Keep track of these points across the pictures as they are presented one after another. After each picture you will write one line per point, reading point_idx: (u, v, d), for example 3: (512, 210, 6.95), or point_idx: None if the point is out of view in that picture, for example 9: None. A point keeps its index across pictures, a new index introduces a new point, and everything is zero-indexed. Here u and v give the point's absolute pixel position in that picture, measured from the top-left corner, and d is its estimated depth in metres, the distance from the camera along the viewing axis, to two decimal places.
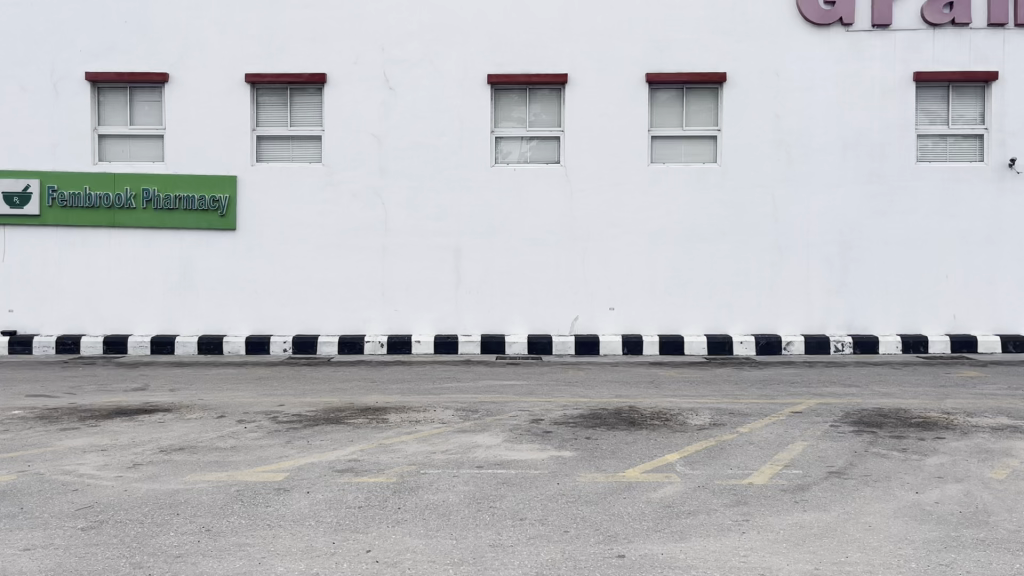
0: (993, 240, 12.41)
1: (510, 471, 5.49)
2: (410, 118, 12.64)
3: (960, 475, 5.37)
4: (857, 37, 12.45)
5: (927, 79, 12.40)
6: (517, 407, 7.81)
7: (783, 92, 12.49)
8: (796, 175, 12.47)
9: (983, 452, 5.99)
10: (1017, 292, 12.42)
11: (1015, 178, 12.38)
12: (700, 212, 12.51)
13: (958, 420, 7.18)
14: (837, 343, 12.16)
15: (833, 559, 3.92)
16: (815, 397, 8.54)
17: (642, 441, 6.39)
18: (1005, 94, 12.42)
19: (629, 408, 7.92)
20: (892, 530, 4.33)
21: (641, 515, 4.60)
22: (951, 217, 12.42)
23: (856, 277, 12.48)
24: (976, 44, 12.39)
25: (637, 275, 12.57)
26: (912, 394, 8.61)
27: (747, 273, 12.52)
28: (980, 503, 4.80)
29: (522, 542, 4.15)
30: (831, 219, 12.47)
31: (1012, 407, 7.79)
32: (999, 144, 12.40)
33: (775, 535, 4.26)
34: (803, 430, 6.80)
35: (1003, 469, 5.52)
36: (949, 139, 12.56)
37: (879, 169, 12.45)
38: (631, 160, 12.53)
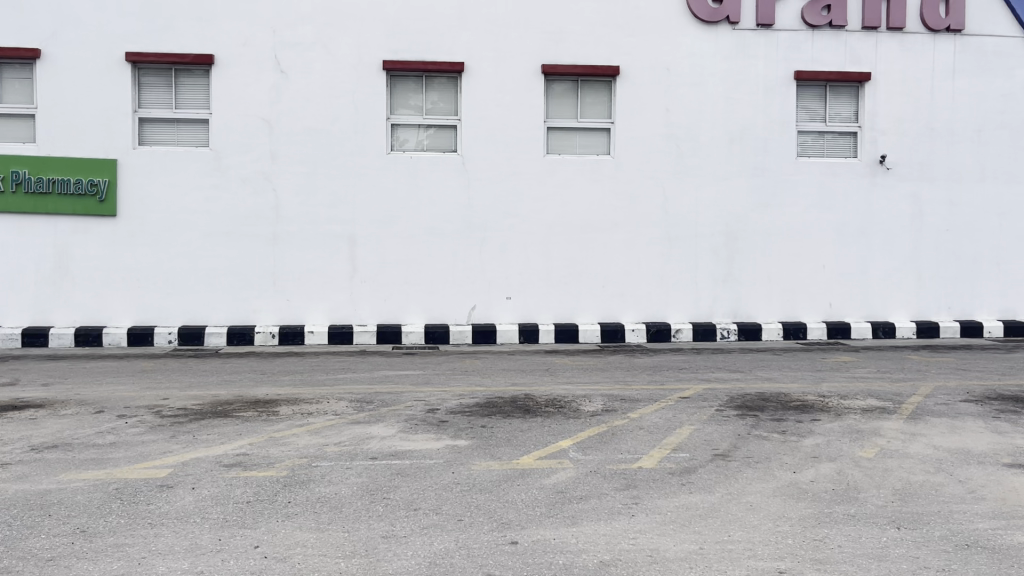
0: (866, 233, 13.13)
1: (404, 461, 5.46)
2: (303, 102, 12.33)
3: (833, 455, 5.69)
4: (743, 36, 12.91)
5: (807, 78, 12.98)
6: (412, 397, 7.77)
7: (673, 87, 12.83)
8: (685, 168, 12.85)
9: (854, 432, 6.35)
10: (887, 281, 13.19)
11: (885, 173, 13.12)
12: (594, 203, 12.73)
13: (832, 403, 7.59)
14: (723, 330, 12.62)
15: (717, 539, 4.07)
16: (702, 383, 8.84)
17: (536, 428, 6.47)
18: (877, 95, 13.14)
19: (524, 396, 8.01)
20: (771, 509, 4.54)
21: (535, 501, 4.66)
22: (828, 211, 13.06)
23: (740, 267, 12.99)
24: (851, 46, 13.06)
25: (533, 265, 12.68)
26: (791, 379, 9.04)
27: (639, 263, 12.83)
28: (851, 480, 5.09)
29: (416, 533, 4.14)
30: (718, 210, 12.92)
31: (880, 390, 8.29)
32: (872, 142, 13.12)
33: (662, 517, 4.40)
34: (690, 415, 7.03)
35: (871, 448, 5.87)
36: (826, 136, 13.20)
37: (762, 163, 12.97)
38: (526, 150, 12.63)
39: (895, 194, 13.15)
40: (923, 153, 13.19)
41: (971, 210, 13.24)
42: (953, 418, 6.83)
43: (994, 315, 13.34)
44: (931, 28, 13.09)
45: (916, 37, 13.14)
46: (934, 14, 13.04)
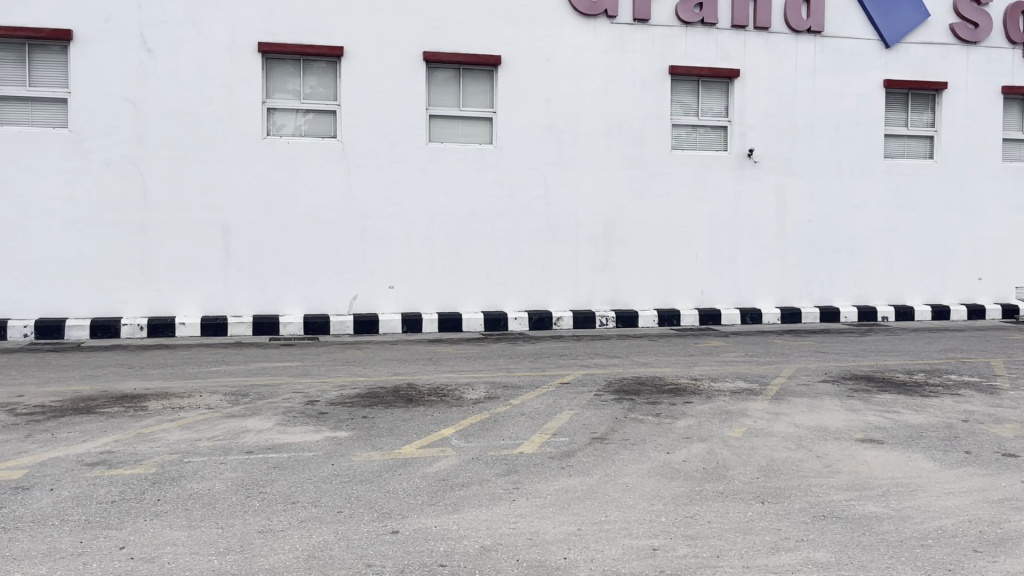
0: (735, 223, 13.73)
1: (282, 454, 5.33)
2: (172, 83, 11.78)
3: (704, 435, 5.94)
4: (620, 29, 13.21)
5: (681, 73, 13.43)
6: (291, 389, 7.59)
7: (554, 78, 13.00)
8: (565, 159, 13.06)
9: (724, 413, 6.65)
10: (755, 269, 13.86)
11: (753, 166, 13.74)
12: (476, 192, 12.75)
13: (704, 385, 7.93)
14: (602, 318, 12.93)
15: (594, 519, 4.18)
16: (581, 369, 9.04)
17: (418, 417, 6.45)
18: (745, 91, 13.73)
19: (406, 385, 7.96)
20: (645, 489, 4.70)
21: (416, 490, 4.65)
22: (701, 202, 13.58)
23: (618, 256, 13.33)
24: (721, 43, 13.59)
25: (415, 254, 12.60)
26: (665, 363, 9.38)
27: (521, 251, 12.97)
28: (719, 458, 5.34)
29: (293, 526, 4.05)
30: (597, 200, 13.20)
31: (747, 372, 8.71)
32: (740, 136, 13.71)
33: (542, 500, 4.48)
34: (570, 400, 7.18)
35: (739, 428, 6.16)
36: (698, 129, 13.71)
37: (639, 155, 13.34)
38: (408, 138, 12.51)
39: (762, 186, 13.80)
40: (787, 148, 13.89)
41: (829, 202, 14.05)
42: (812, 398, 7.27)
43: (849, 300, 14.24)
44: (795, 29, 13.78)
45: (781, 37, 13.81)
46: (797, 15, 13.73)
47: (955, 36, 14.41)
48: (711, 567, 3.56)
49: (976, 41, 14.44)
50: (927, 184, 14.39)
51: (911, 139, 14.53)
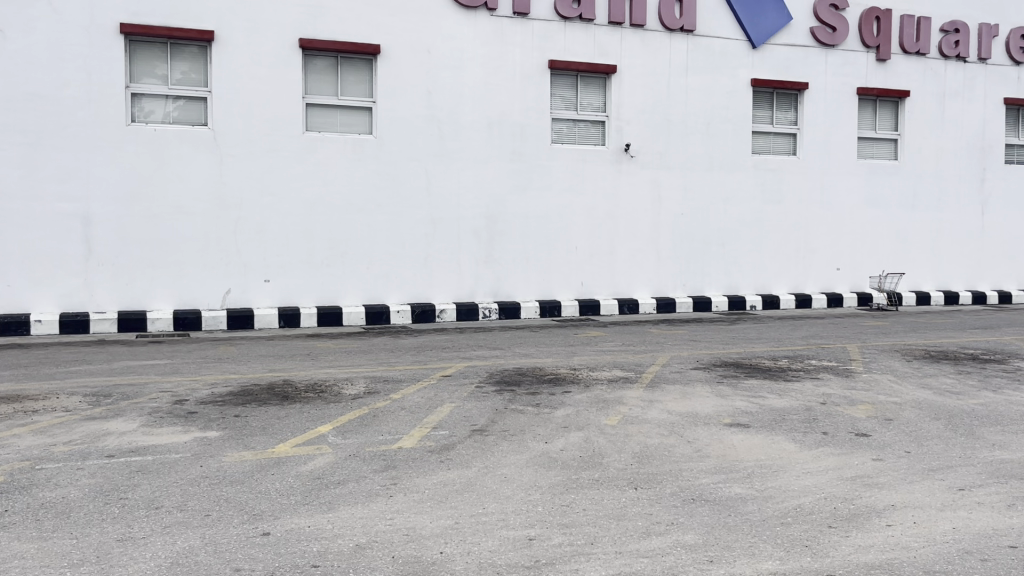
0: (613, 216, 14.05)
1: (146, 457, 5.07)
2: (24, 64, 11.00)
3: (582, 423, 6.04)
4: (500, 23, 13.26)
5: (560, 67, 13.60)
6: (158, 388, 7.24)
7: (434, 69, 12.90)
8: (447, 151, 13.00)
9: (601, 401, 6.79)
10: (632, 260, 14.24)
11: (630, 161, 14.09)
12: (356, 183, 12.52)
13: (582, 375, 8.08)
14: (485, 310, 12.96)
15: (472, 512, 4.18)
16: (463, 361, 9.03)
17: (294, 415, 6.28)
18: (622, 87, 14.04)
19: (282, 382, 7.74)
20: (523, 479, 4.74)
21: (289, 489, 4.52)
22: (581, 195, 13.82)
23: (500, 249, 13.41)
24: (599, 40, 13.86)
25: (292, 247, 12.27)
26: (545, 354, 9.49)
27: (402, 244, 12.84)
28: (596, 446, 5.44)
29: (156, 533, 3.86)
30: (479, 193, 13.21)
31: (624, 361, 8.94)
32: (617, 131, 14.02)
33: (420, 495, 4.44)
34: (451, 393, 7.16)
35: (615, 416, 6.30)
36: (577, 123, 13.93)
37: (520, 148, 13.43)
38: (284, 127, 12.14)
39: (639, 180, 14.17)
40: (661, 143, 14.30)
41: (702, 196, 14.59)
42: (684, 385, 7.53)
43: (720, 290, 14.84)
44: (668, 27, 14.20)
45: (655, 34, 14.20)
46: (670, 14, 14.15)
47: (815, 39, 15.22)
48: (585, 554, 3.62)
49: (834, 44, 15.29)
50: (791, 179, 15.15)
51: (776, 136, 15.23)
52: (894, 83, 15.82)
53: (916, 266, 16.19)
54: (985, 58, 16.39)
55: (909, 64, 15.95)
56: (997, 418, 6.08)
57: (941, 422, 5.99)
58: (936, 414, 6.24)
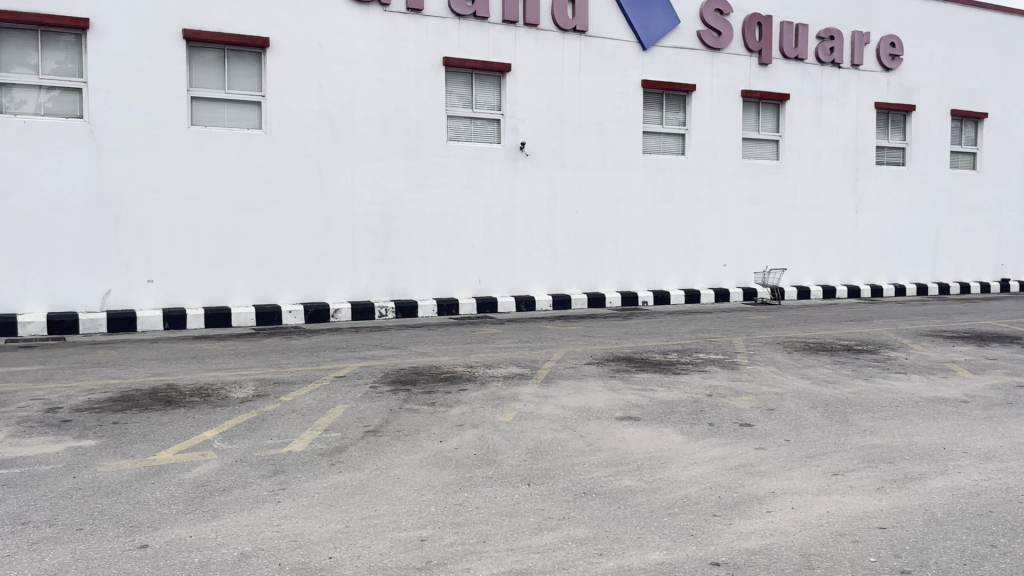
0: (509, 214, 14.12)
1: (13, 470, 4.76)
2: None
3: (477, 421, 6.03)
4: (393, 18, 13.11)
5: (454, 65, 13.55)
6: (30, 396, 6.81)
7: (326, 63, 12.64)
8: (340, 147, 12.77)
9: (496, 399, 6.81)
10: (528, 258, 14.34)
11: (525, 159, 14.18)
12: (245, 179, 12.14)
13: (478, 372, 8.08)
14: (381, 309, 12.77)
15: (363, 515, 4.11)
16: (357, 361, 8.88)
17: (177, 420, 6.02)
18: (516, 85, 14.11)
19: (166, 386, 7.41)
20: (416, 479, 4.70)
21: (170, 499, 4.33)
22: (477, 192, 13.82)
23: (396, 247, 13.27)
24: (493, 38, 13.89)
25: (178, 245, 11.79)
26: (442, 352, 9.45)
27: (294, 243, 12.53)
28: (490, 444, 5.45)
29: (22, 550, 3.62)
30: (373, 190, 13.03)
31: (520, 358, 8.99)
32: (512, 129, 14.09)
33: (309, 500, 4.33)
34: (344, 394, 7.03)
35: (510, 413, 6.32)
36: (473, 121, 13.91)
37: (415, 145, 13.31)
38: (168, 121, 11.65)
39: (534, 178, 14.28)
40: (555, 141, 14.46)
41: (596, 194, 14.84)
42: (578, 380, 7.63)
43: (614, 287, 15.14)
44: (561, 27, 14.37)
45: (549, 34, 14.35)
46: (563, 14, 14.33)
47: (702, 42, 15.71)
48: (477, 553, 3.61)
49: (719, 47, 15.83)
50: (680, 178, 15.60)
51: (666, 136, 15.64)
52: (775, 86, 16.50)
53: (797, 262, 16.96)
54: (858, 64, 17.31)
55: (789, 68, 16.67)
56: (869, 405, 6.42)
57: (819, 411, 6.28)
58: (814, 403, 6.54)
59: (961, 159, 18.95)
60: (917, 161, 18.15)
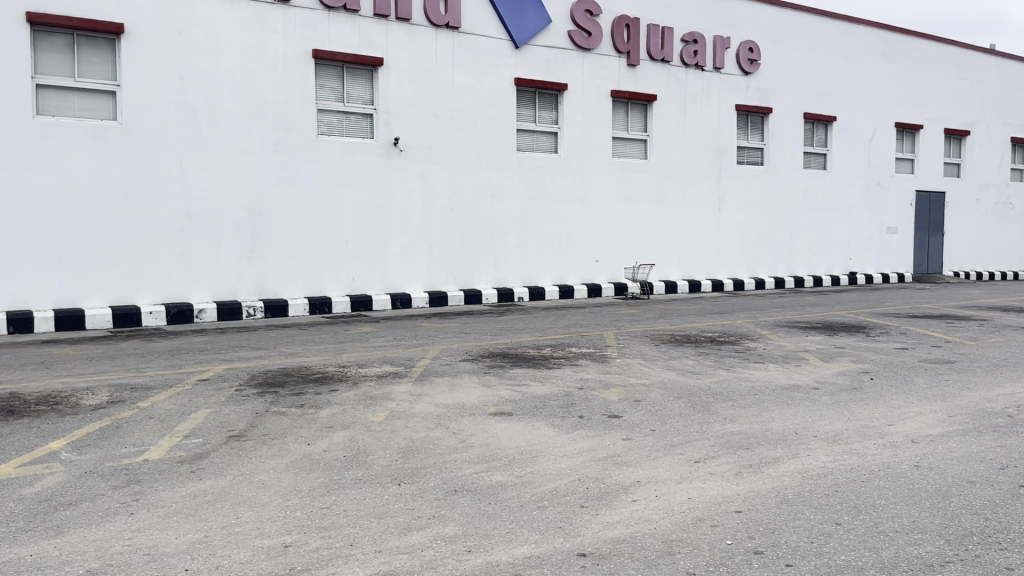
0: (382, 210, 13.93)
1: None
2: None
3: (347, 422, 5.91)
4: (259, 8, 12.67)
5: (324, 58, 13.24)
6: None
7: (187, 52, 12.07)
8: (203, 140, 12.23)
9: (368, 398, 6.70)
10: (403, 255, 14.21)
11: (399, 155, 14.02)
12: (99, 173, 11.45)
13: (350, 372, 7.93)
14: (249, 308, 12.32)
15: (223, 524, 3.94)
16: (223, 363, 8.54)
17: (21, 431, 5.60)
18: (388, 80, 13.92)
19: (9, 395, 6.89)
20: (282, 484, 4.55)
21: (9, 516, 4.02)
22: (349, 188, 13.56)
23: (264, 244, 12.85)
24: (364, 31, 13.66)
25: (23, 243, 11.02)
26: (313, 352, 9.22)
27: (154, 240, 11.93)
28: (360, 445, 5.34)
29: None
30: (239, 185, 12.57)
31: (394, 356, 8.89)
32: (385, 124, 13.90)
33: (166, 510, 4.12)
34: (207, 398, 6.73)
35: (382, 412, 6.23)
36: (344, 115, 13.63)
37: (284, 139, 12.92)
38: (11, 109, 10.84)
39: (407, 174, 14.15)
40: (429, 137, 14.37)
41: (471, 190, 14.86)
42: (452, 377, 7.62)
43: (489, 283, 15.22)
44: (434, 23, 14.29)
45: (421, 29, 14.24)
46: (435, 10, 14.25)
47: (573, 42, 16.00)
48: (344, 557, 3.53)
49: (589, 48, 16.17)
50: (553, 175, 15.83)
51: (539, 133, 15.83)
52: (643, 87, 17.01)
53: (664, 257, 17.57)
54: (720, 68, 18.07)
55: (655, 70, 17.21)
56: (729, 394, 6.71)
57: (682, 400, 6.51)
58: (678, 393, 6.78)
59: (813, 159, 20.11)
60: (773, 161, 19.14)
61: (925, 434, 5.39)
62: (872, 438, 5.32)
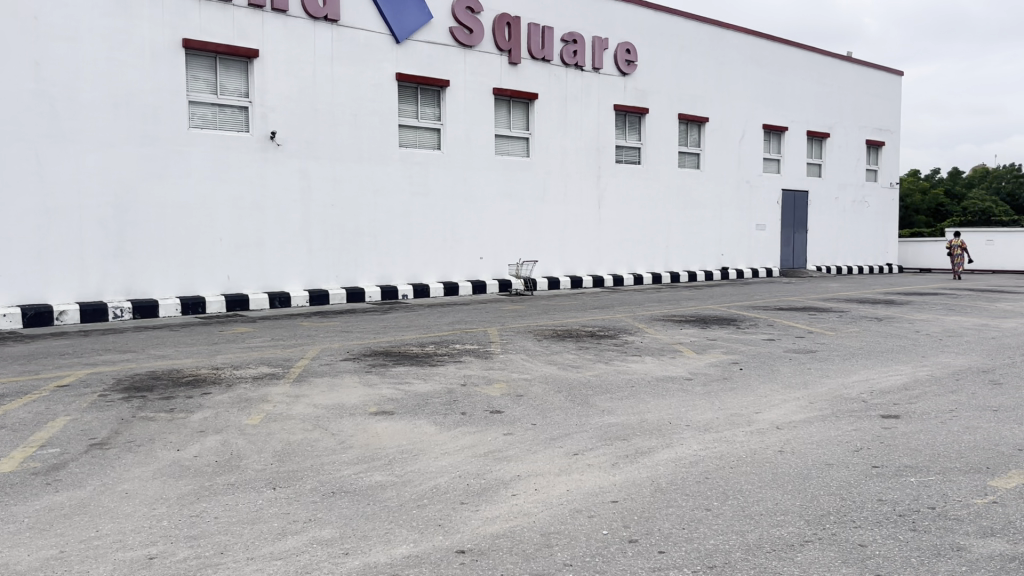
0: (259, 206, 13.52)
1: None
2: None
3: (220, 426, 5.69)
4: None
5: (196, 47, 12.72)
6: None
7: (43, 38, 11.32)
8: (62, 131, 11.52)
9: (243, 401, 6.47)
10: (281, 252, 13.84)
11: (276, 149, 13.62)
12: None
13: (225, 374, 7.64)
14: (115, 309, 11.69)
15: (82, 538, 3.71)
16: (85, 368, 8.06)
17: None
18: (264, 72, 13.50)
19: None
20: (148, 493, 4.32)
21: None
22: (223, 183, 13.07)
23: (132, 241, 12.24)
24: (238, 22, 13.20)
25: None
26: (185, 354, 8.84)
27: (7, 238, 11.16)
28: (234, 449, 5.15)
29: None
30: (104, 180, 11.92)
31: (272, 356, 8.63)
32: (261, 118, 13.47)
33: (17, 526, 3.84)
34: (67, 405, 6.34)
35: (258, 415, 6.03)
36: (219, 108, 13.14)
37: (152, 131, 12.32)
38: None
39: (286, 169, 13.77)
40: (308, 132, 14.03)
41: (353, 187, 14.62)
42: (332, 377, 7.46)
43: (372, 281, 15.02)
44: (312, 15, 13.96)
45: (299, 21, 13.89)
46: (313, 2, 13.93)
47: (454, 38, 15.98)
48: (214, 566, 3.39)
49: (471, 45, 16.19)
50: (436, 172, 15.77)
51: (421, 130, 15.73)
52: (524, 85, 17.17)
53: (547, 254, 17.83)
54: (598, 68, 18.46)
55: (536, 68, 17.40)
56: (608, 387, 6.86)
57: (562, 394, 6.62)
58: (559, 387, 6.88)
59: (687, 159, 20.84)
60: (650, 160, 19.72)
61: (788, 420, 5.68)
62: (741, 425, 5.57)
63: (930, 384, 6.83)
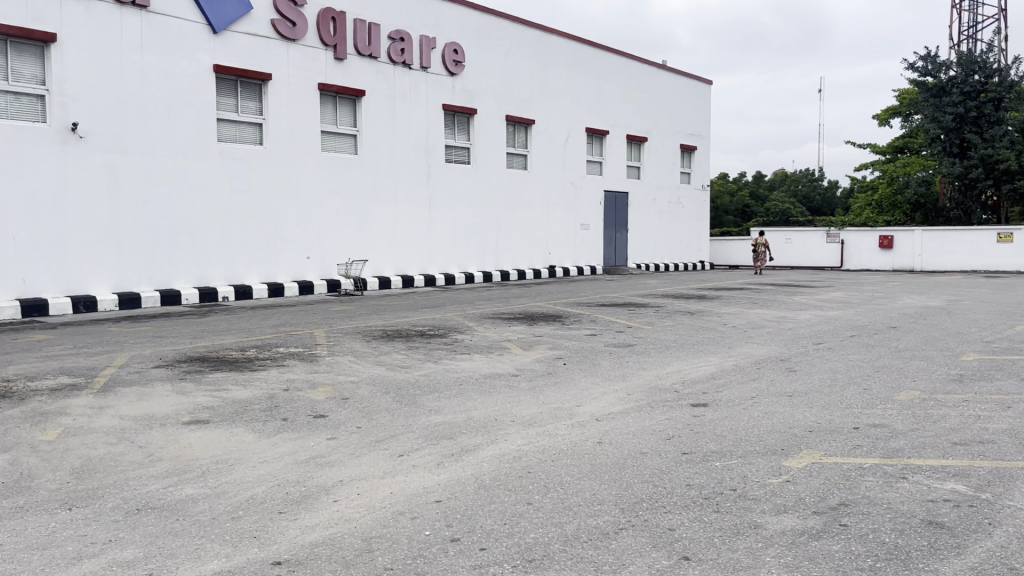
0: (59, 203, 12.46)
1: None
2: None
3: (8, 445, 5.17)
4: None
5: None
6: None
7: None
8: None
9: (37, 415, 5.92)
10: (85, 253, 12.83)
11: (78, 142, 12.60)
12: None
13: (16, 386, 6.96)
14: None
15: None
16: None
17: None
18: (63, 59, 12.44)
19: None
20: None
21: None
22: (16, 178, 11.94)
23: None
24: (32, 2, 12.10)
25: None
26: None
27: None
28: (24, 469, 4.69)
29: None
30: None
31: (73, 366, 7.96)
32: (61, 108, 12.42)
33: None
34: None
35: (54, 430, 5.53)
36: (11, 96, 11.99)
37: None
38: None
39: (90, 164, 12.77)
40: (115, 124, 13.08)
41: (166, 183, 13.79)
42: (141, 385, 6.99)
43: (190, 283, 14.24)
44: None
45: (103, 5, 12.91)
46: None
47: (276, 30, 15.43)
48: None
49: (294, 38, 15.69)
50: (258, 168, 15.17)
51: (242, 124, 15.07)
52: (351, 81, 16.85)
53: (376, 253, 17.61)
54: (426, 67, 18.43)
55: (363, 65, 17.12)
56: (435, 386, 6.85)
57: (389, 395, 6.54)
58: (385, 389, 6.79)
59: (515, 159, 21.24)
60: (479, 160, 19.92)
61: (608, 412, 5.90)
62: (563, 419, 5.72)
63: (735, 373, 7.34)
